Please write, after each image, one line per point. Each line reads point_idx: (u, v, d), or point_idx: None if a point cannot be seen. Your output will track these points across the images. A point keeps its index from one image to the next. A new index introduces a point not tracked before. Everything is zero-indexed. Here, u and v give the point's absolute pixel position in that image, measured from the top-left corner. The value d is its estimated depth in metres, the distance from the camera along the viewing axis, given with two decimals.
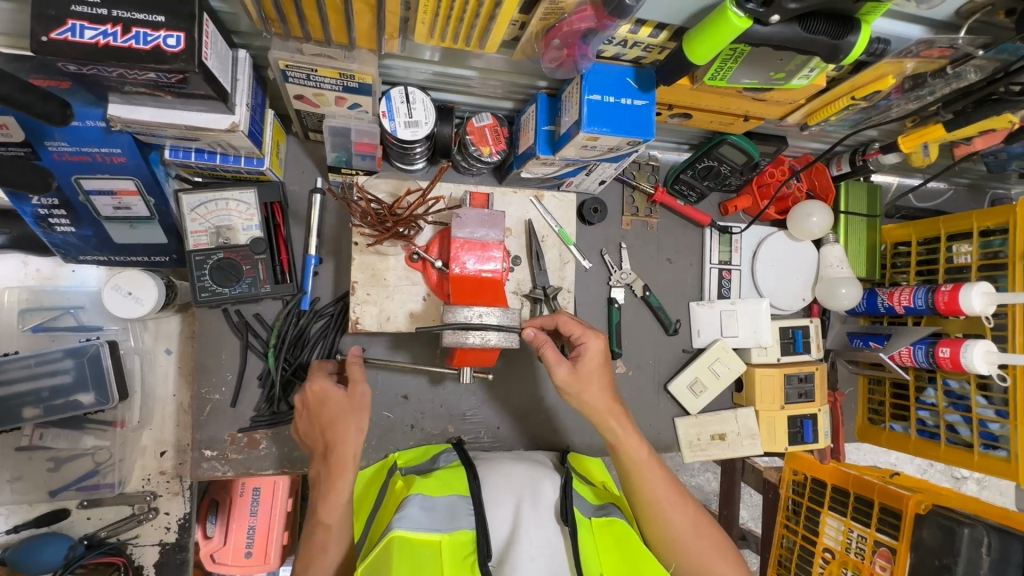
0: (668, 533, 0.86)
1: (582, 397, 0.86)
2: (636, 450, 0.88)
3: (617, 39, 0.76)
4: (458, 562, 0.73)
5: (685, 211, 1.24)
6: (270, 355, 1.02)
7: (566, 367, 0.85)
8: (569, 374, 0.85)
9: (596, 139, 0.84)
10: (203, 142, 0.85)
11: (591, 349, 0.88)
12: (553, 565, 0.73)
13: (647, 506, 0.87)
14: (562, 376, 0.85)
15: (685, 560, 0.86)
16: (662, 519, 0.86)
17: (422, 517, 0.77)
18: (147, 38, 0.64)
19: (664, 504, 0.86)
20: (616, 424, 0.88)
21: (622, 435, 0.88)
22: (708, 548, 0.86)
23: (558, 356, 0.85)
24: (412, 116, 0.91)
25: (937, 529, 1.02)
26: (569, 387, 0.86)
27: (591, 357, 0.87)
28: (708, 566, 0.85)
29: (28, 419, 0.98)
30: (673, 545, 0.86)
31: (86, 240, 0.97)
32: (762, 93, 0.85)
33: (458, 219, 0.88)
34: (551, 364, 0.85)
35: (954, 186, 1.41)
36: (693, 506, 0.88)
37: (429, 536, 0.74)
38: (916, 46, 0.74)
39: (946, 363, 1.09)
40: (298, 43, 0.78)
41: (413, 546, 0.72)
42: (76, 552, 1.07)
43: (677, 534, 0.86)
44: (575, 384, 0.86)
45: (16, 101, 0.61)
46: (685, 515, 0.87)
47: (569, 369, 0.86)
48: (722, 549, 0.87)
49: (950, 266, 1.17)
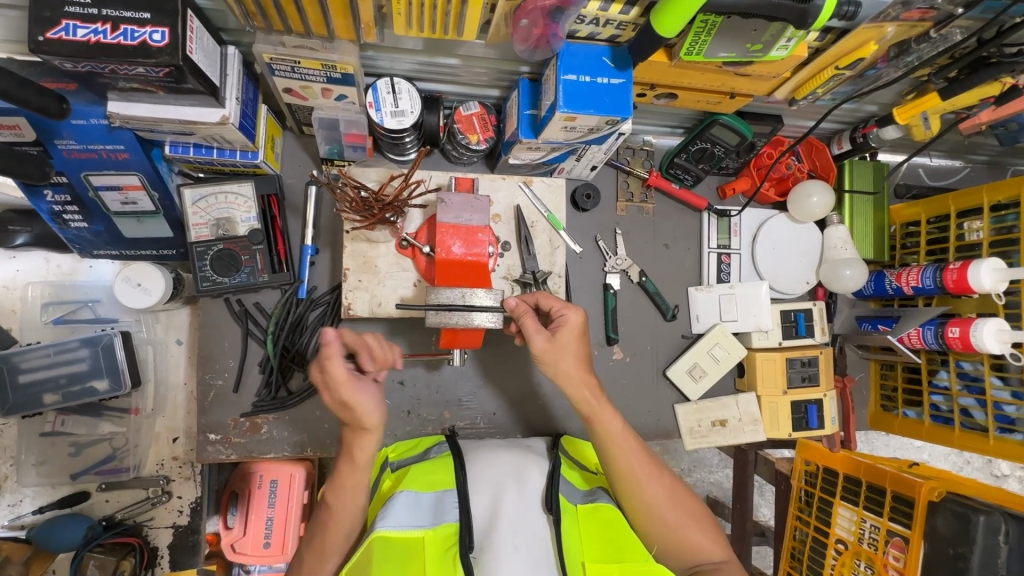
0: (646, 505, 0.86)
1: (559, 366, 0.86)
2: (610, 424, 0.88)
3: (588, 17, 0.77)
4: (441, 554, 0.74)
5: (680, 195, 1.23)
6: (270, 342, 1.06)
7: (543, 336, 0.86)
8: (546, 344, 0.86)
9: (574, 119, 0.84)
10: (199, 137, 0.89)
11: (570, 321, 0.88)
12: (536, 559, 0.74)
13: (623, 478, 0.87)
14: (540, 346, 0.85)
15: (664, 531, 0.86)
16: (638, 492, 0.86)
17: (408, 513, 0.79)
18: (134, 34, 0.68)
19: (639, 476, 0.87)
20: (591, 395, 0.88)
21: (598, 407, 0.88)
22: (685, 519, 0.87)
23: (536, 327, 0.86)
24: (398, 105, 0.93)
25: (951, 517, 0.97)
26: (546, 356, 0.86)
27: (569, 330, 0.87)
28: (685, 538, 0.86)
29: (48, 404, 1.05)
30: (651, 515, 0.86)
31: (99, 235, 1.03)
32: (742, 66, 0.84)
33: (443, 205, 0.90)
34: (529, 333, 0.86)
35: (970, 164, 1.36)
36: (668, 477, 0.89)
37: (411, 533, 0.76)
38: (893, 8, 0.72)
39: (956, 343, 1.05)
40: (280, 37, 0.81)
41: (394, 546, 0.74)
42: (95, 532, 1.14)
43: (653, 505, 0.86)
44: (551, 354, 0.86)
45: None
46: (661, 485, 0.88)
47: (547, 339, 0.86)
48: (700, 520, 0.88)
49: (961, 244, 1.12)
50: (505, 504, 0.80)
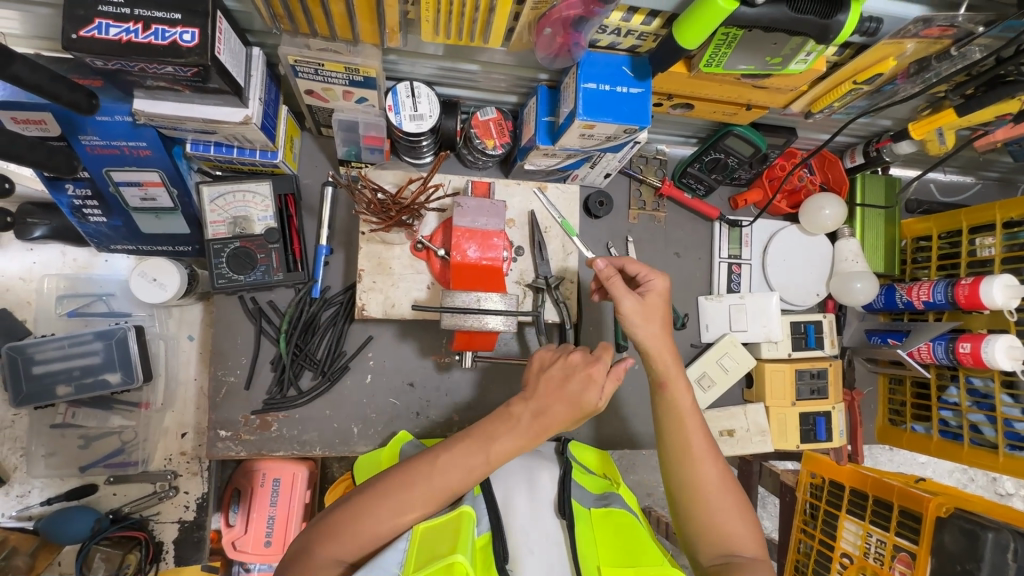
0: (695, 483, 0.81)
1: (643, 328, 0.85)
2: (681, 394, 0.85)
3: (610, 27, 0.78)
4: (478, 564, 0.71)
5: (693, 205, 1.23)
6: (282, 340, 1.07)
7: (632, 298, 0.85)
8: (635, 306, 0.85)
9: (592, 127, 0.85)
10: (221, 135, 0.90)
11: (656, 288, 0.88)
12: (551, 561, 0.74)
13: (681, 450, 0.83)
14: (630, 305, 0.84)
15: (701, 511, 0.79)
16: (692, 467, 0.81)
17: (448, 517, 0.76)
18: (165, 34, 0.70)
19: (694, 451, 0.82)
20: (670, 362, 0.86)
21: (672, 374, 0.86)
22: (729, 506, 0.80)
23: (624, 289, 0.85)
24: (417, 110, 0.94)
25: (959, 533, 0.97)
26: (633, 316, 0.85)
27: (656, 295, 0.87)
28: (723, 526, 0.78)
29: (61, 396, 1.06)
30: (695, 495, 0.80)
31: (117, 230, 1.04)
32: (760, 79, 0.85)
33: (459, 209, 0.91)
34: (618, 294, 0.85)
35: (981, 180, 1.36)
36: (722, 463, 0.83)
37: None
38: (914, 25, 0.72)
39: (967, 359, 1.05)
40: (305, 39, 0.82)
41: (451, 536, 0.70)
42: (102, 525, 1.14)
43: (702, 484, 0.80)
44: (637, 314, 0.85)
45: (27, 82, 0.65)
46: (714, 467, 0.82)
47: (637, 301, 0.85)
48: (741, 512, 0.80)
49: (973, 260, 1.12)
50: (518, 507, 0.81)
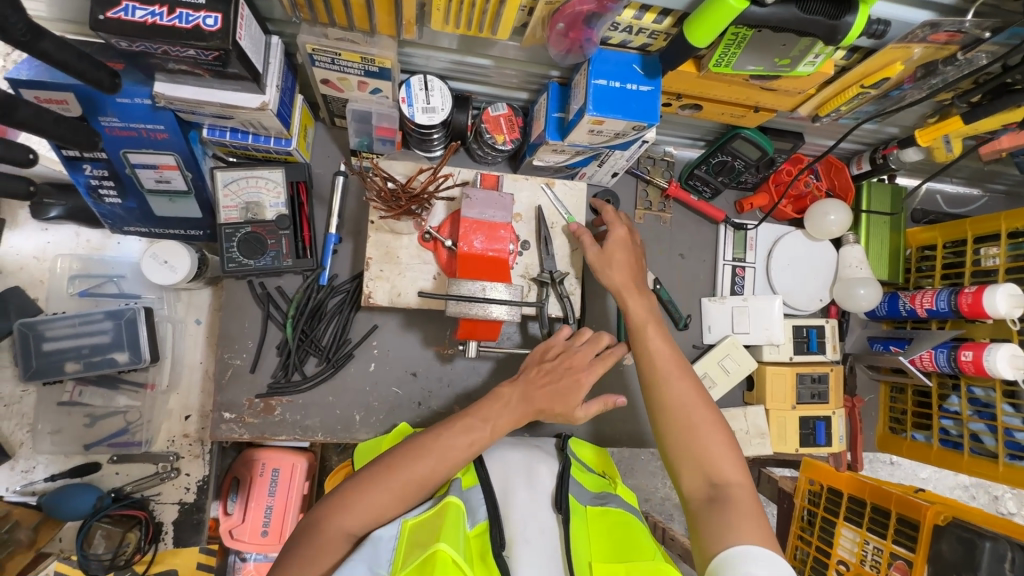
0: (666, 404, 0.85)
1: (606, 271, 0.97)
2: (644, 324, 0.93)
3: (622, 25, 0.79)
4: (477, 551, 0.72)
5: (699, 207, 1.24)
6: (289, 325, 1.08)
7: (594, 247, 0.99)
8: (596, 253, 0.98)
9: (602, 123, 0.87)
10: (237, 121, 0.92)
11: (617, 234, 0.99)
12: (545, 555, 0.75)
13: (648, 377, 0.89)
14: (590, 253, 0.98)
15: (676, 430, 0.83)
16: (660, 389, 0.86)
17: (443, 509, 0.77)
18: (189, 18, 0.72)
19: (661, 375, 0.88)
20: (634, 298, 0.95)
21: (637, 309, 0.94)
22: (702, 423, 0.82)
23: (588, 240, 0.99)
24: (430, 102, 0.96)
25: (956, 542, 0.97)
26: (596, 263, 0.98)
27: (616, 242, 0.99)
28: (699, 443, 0.81)
29: (69, 372, 1.08)
30: (668, 415, 0.84)
31: (131, 212, 1.06)
32: (769, 80, 0.86)
33: (467, 200, 0.92)
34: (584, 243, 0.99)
35: (988, 194, 1.37)
36: (694, 384, 0.87)
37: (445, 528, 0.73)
38: (921, 30, 0.74)
39: (969, 367, 1.05)
40: (324, 29, 0.84)
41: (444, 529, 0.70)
42: (104, 502, 1.15)
43: (672, 403, 0.85)
44: (599, 261, 0.97)
45: (54, 59, 0.67)
46: (683, 388, 0.86)
47: (598, 250, 0.98)
48: (719, 429, 0.82)
49: (977, 270, 1.13)
50: (516, 500, 0.81)
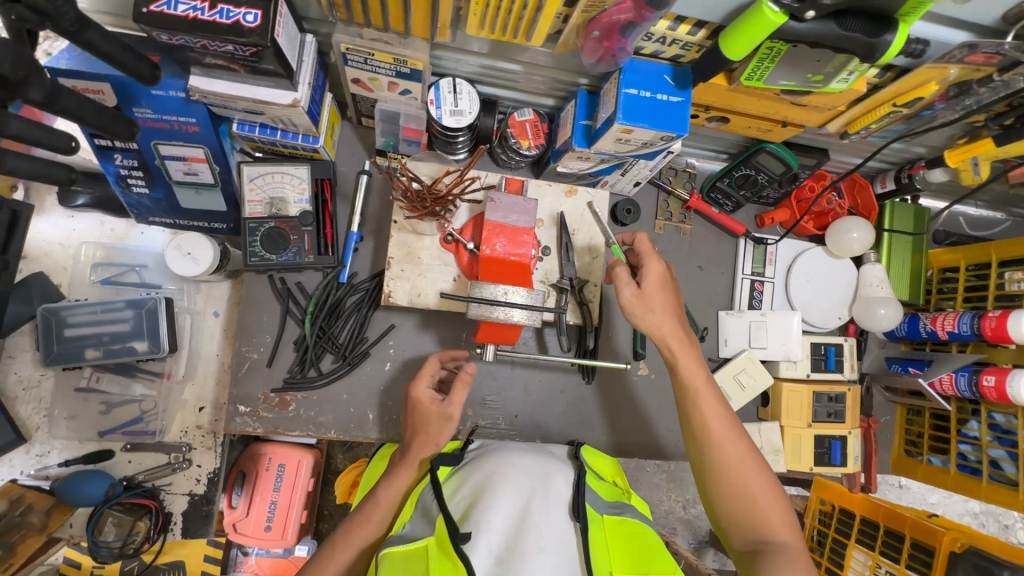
0: (719, 468, 0.85)
1: (647, 317, 0.90)
2: (691, 374, 0.89)
3: (656, 35, 0.80)
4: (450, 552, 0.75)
5: (720, 219, 1.24)
6: (307, 321, 1.09)
7: (632, 287, 0.90)
8: (635, 296, 0.90)
9: (630, 132, 0.87)
10: (267, 117, 0.93)
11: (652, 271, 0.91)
12: (562, 562, 0.75)
13: (700, 437, 0.87)
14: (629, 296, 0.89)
15: (731, 496, 0.84)
16: (711, 451, 0.86)
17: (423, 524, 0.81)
18: (230, 14, 0.73)
19: (714, 439, 0.86)
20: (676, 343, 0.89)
21: (681, 355, 0.90)
22: (757, 489, 0.84)
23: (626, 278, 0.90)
24: (458, 106, 0.96)
25: (972, 570, 0.97)
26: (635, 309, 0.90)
27: (655, 279, 0.90)
28: (753, 508, 0.83)
29: (88, 358, 1.08)
30: (720, 479, 0.84)
31: (157, 203, 1.07)
32: (800, 96, 0.86)
33: (492, 204, 0.93)
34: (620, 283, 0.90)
35: (1011, 218, 1.36)
36: (745, 443, 0.86)
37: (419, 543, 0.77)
38: (959, 51, 0.73)
39: (990, 393, 1.04)
40: (358, 29, 0.85)
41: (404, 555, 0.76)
42: (116, 490, 1.15)
43: (724, 466, 0.84)
44: (638, 307, 0.89)
45: (100, 50, 0.69)
46: (735, 450, 0.85)
47: (636, 292, 0.90)
48: (773, 491, 0.85)
49: (1001, 293, 1.11)
50: (534, 506, 0.80)
